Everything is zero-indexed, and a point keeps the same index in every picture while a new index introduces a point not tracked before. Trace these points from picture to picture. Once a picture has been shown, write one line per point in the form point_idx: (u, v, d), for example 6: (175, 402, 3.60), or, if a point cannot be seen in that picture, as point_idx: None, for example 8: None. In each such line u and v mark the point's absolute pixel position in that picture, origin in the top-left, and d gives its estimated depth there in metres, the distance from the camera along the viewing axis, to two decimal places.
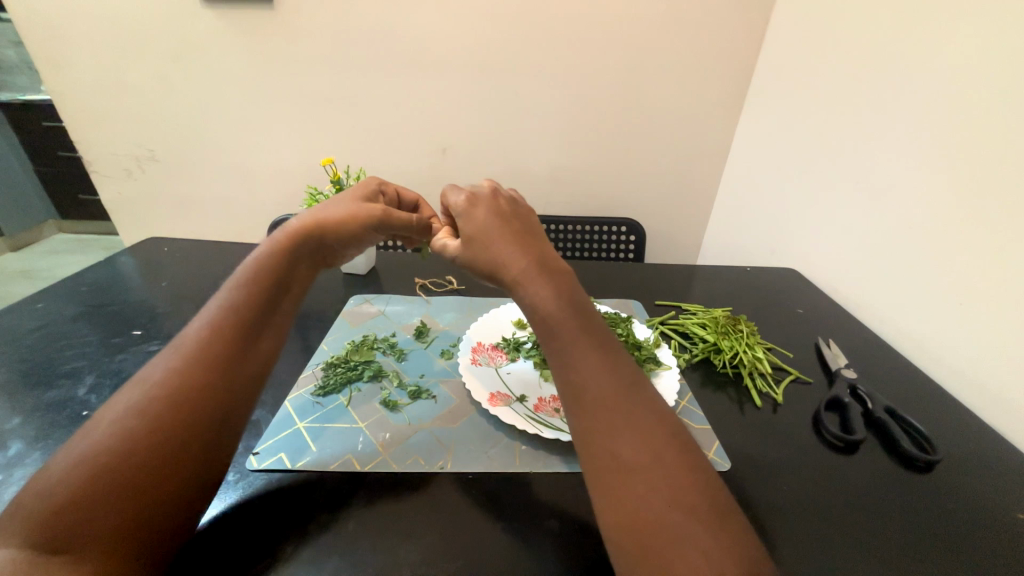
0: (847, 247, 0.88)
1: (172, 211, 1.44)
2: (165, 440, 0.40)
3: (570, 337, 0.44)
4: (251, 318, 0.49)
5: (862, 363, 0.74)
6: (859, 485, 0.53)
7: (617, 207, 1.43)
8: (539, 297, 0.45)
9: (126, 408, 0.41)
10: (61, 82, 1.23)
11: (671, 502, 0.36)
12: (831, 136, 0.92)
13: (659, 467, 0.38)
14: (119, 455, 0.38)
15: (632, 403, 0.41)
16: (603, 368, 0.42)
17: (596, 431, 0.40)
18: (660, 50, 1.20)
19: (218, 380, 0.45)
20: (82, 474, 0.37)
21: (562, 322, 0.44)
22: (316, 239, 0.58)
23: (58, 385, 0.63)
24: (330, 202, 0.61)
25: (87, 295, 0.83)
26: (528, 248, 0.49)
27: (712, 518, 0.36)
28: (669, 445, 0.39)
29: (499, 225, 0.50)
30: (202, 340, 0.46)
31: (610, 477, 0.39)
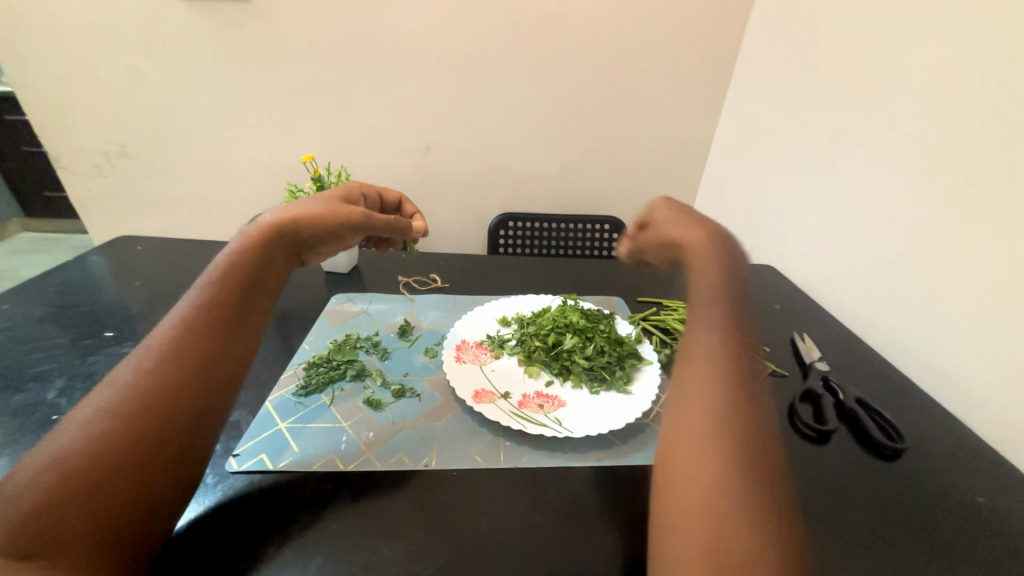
0: (821, 244, 0.91)
1: (145, 208, 1.39)
2: (137, 443, 0.39)
3: (706, 312, 0.46)
4: (228, 316, 0.48)
5: (835, 356, 0.77)
6: (831, 473, 0.55)
7: (600, 205, 1.44)
8: (699, 272, 0.49)
9: (95, 410, 0.40)
10: (24, 74, 1.18)
11: (728, 477, 0.35)
12: (806, 138, 0.95)
13: (734, 450, 0.37)
14: (89, 459, 0.37)
15: (737, 388, 0.40)
16: (725, 349, 0.43)
17: (689, 389, 0.41)
18: (643, 51, 1.22)
19: (194, 380, 0.43)
20: (50, 479, 0.36)
21: (706, 297, 0.47)
22: (298, 235, 0.57)
23: (26, 388, 0.60)
24: (313, 197, 0.61)
25: (56, 295, 0.80)
26: (710, 237, 0.52)
27: (764, 518, 0.34)
28: (755, 442, 0.38)
29: (693, 219, 0.54)
30: (178, 337, 0.45)
31: (682, 431, 0.39)
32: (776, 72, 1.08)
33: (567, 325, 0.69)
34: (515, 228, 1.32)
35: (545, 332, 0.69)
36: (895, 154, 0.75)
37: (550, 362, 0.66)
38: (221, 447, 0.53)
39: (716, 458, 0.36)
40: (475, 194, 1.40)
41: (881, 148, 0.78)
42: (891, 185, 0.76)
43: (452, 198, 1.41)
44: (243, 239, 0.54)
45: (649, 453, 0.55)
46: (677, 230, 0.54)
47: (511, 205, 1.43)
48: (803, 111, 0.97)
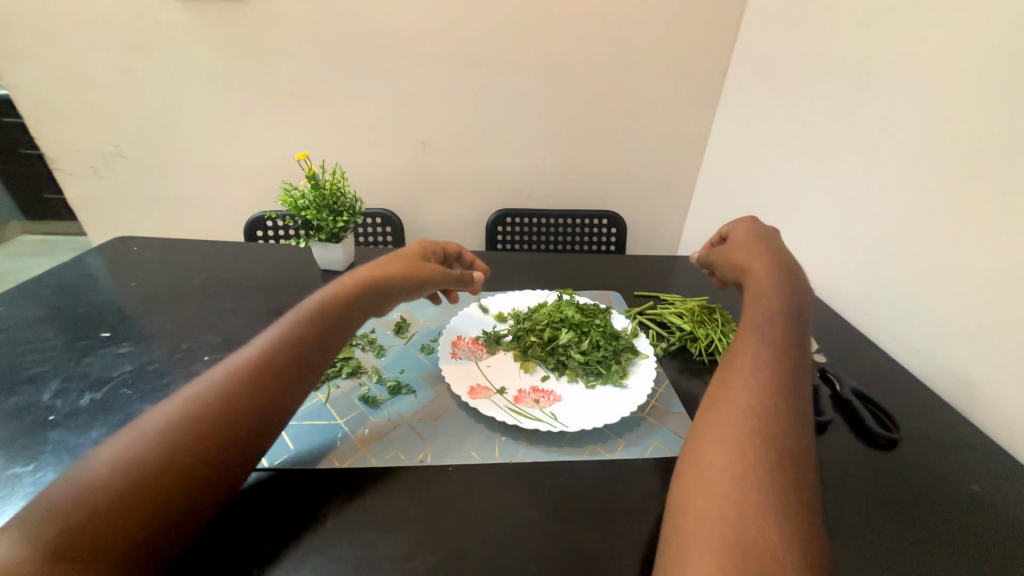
0: (819, 236, 0.90)
1: (141, 209, 1.39)
2: (202, 468, 0.40)
3: (760, 329, 0.49)
4: (307, 356, 0.49)
5: (832, 347, 0.76)
6: (828, 464, 0.55)
7: (598, 200, 1.44)
8: (760, 295, 0.53)
9: (166, 422, 0.40)
10: (17, 75, 1.17)
11: (753, 462, 0.37)
12: (803, 129, 0.95)
13: (766, 443, 0.39)
14: (154, 475, 0.37)
15: (779, 395, 0.42)
16: (772, 360, 0.45)
17: (729, 387, 0.44)
18: (639, 44, 1.21)
19: (261, 410, 0.44)
20: (108, 489, 0.36)
21: (763, 317, 0.50)
22: (384, 293, 0.58)
23: (21, 390, 0.60)
24: (398, 255, 0.63)
25: (51, 297, 0.80)
26: (781, 270, 0.55)
27: (784, 506, 0.35)
28: (789, 445, 0.39)
29: (766, 251, 0.58)
30: (264, 355, 0.47)
31: (715, 419, 0.42)
32: (772, 64, 1.07)
33: (562, 320, 0.69)
34: (513, 224, 1.31)
35: (540, 327, 0.69)
36: (891, 146, 0.75)
37: (546, 357, 0.66)
38: None
39: (746, 445, 0.39)
40: (472, 190, 1.40)
41: (876, 141, 0.78)
42: (886, 177, 0.76)
43: (449, 195, 1.40)
44: (330, 292, 0.55)
45: (643, 447, 0.55)
46: (748, 257, 0.58)
47: (508, 201, 1.42)
48: (799, 102, 0.96)
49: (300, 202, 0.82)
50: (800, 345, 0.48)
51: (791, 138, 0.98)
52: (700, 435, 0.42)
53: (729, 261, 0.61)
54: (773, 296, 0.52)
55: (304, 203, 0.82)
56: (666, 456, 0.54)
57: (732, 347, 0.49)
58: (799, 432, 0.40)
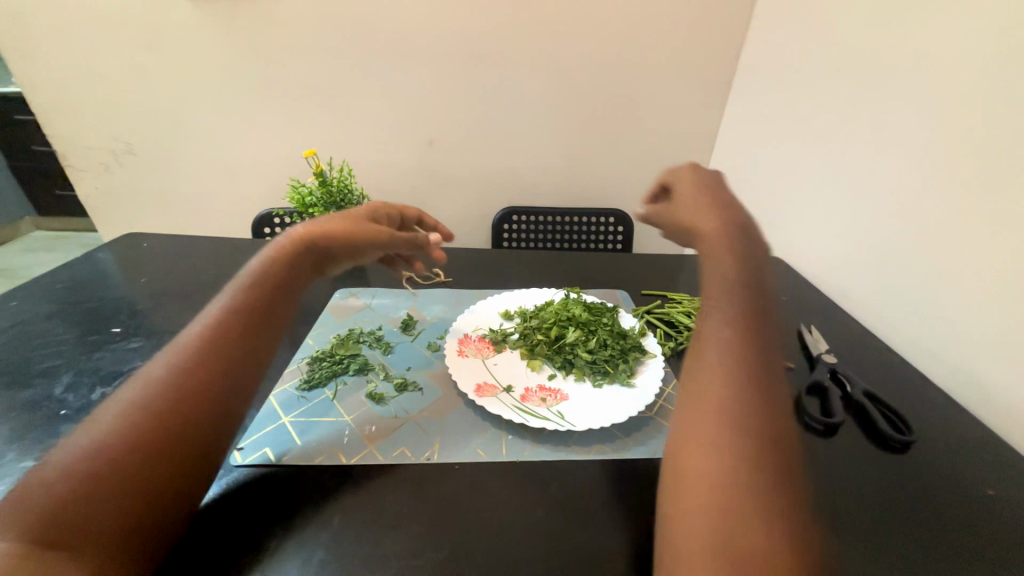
0: (829, 234, 0.89)
1: (151, 206, 1.40)
2: (165, 446, 0.40)
3: (720, 299, 0.44)
4: (252, 322, 0.49)
5: (843, 347, 0.75)
6: (840, 468, 0.54)
7: (605, 198, 1.43)
8: (713, 259, 0.47)
9: (121, 406, 0.40)
10: (30, 73, 1.19)
11: (738, 465, 0.35)
12: (812, 126, 0.93)
13: (746, 439, 0.36)
14: (117, 456, 0.37)
15: (751, 378, 0.39)
16: (738, 336, 0.41)
17: (701, 376, 0.40)
18: (646, 40, 1.20)
19: (220, 390, 0.44)
20: (71, 475, 0.35)
21: (722, 283, 0.45)
22: (316, 255, 0.57)
23: (33, 384, 0.61)
24: (341, 214, 0.62)
25: (64, 292, 0.81)
26: (733, 220, 0.49)
27: (779, 506, 0.33)
28: (768, 432, 0.36)
29: (710, 203, 0.52)
30: (208, 338, 0.46)
31: (692, 419, 0.38)
32: (782, 59, 1.06)
33: (570, 318, 0.68)
34: (519, 222, 1.31)
35: (547, 325, 0.69)
36: (901, 143, 0.73)
37: (553, 356, 0.66)
38: None
39: (727, 446, 0.36)
40: (478, 188, 1.40)
41: (886, 137, 0.76)
42: (897, 174, 0.74)
43: (456, 193, 1.40)
44: (267, 252, 0.55)
45: (652, 447, 0.55)
46: (693, 216, 0.52)
47: (514, 199, 1.42)
48: (809, 98, 0.95)
49: (307, 199, 0.82)
50: (764, 307, 0.43)
51: (800, 135, 0.97)
52: (679, 440, 0.38)
53: (676, 217, 0.55)
54: (724, 257, 0.46)
55: (311, 200, 0.82)
56: None
57: (697, 328, 0.44)
58: (775, 414, 0.37)
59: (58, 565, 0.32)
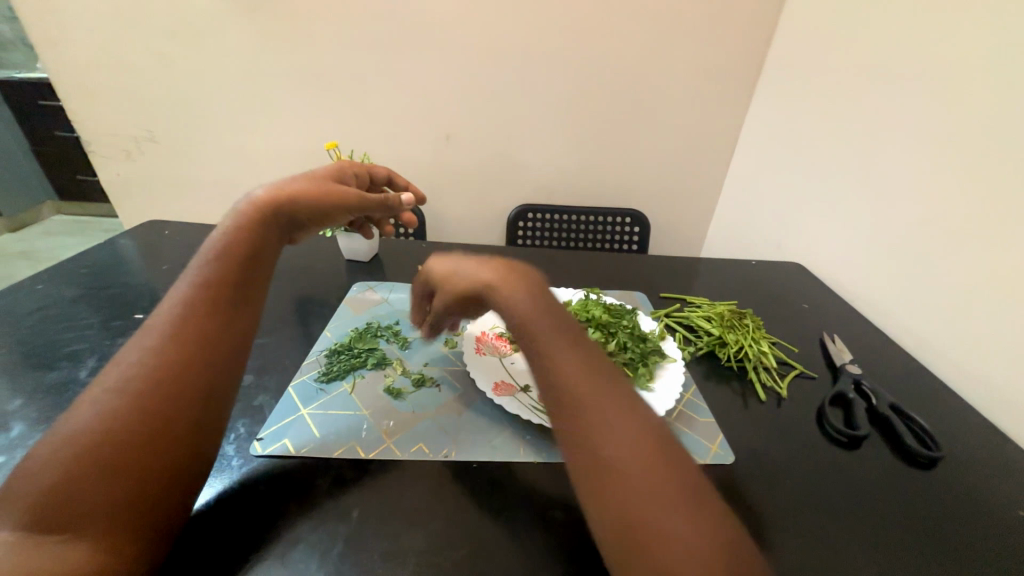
0: (856, 243, 0.87)
1: (170, 194, 1.42)
2: (153, 423, 0.40)
3: (542, 336, 0.42)
4: (222, 291, 0.49)
5: (867, 357, 0.74)
6: (864, 482, 0.53)
7: (621, 197, 1.42)
8: (512, 307, 0.45)
9: (107, 391, 0.40)
10: (56, 59, 1.20)
11: (647, 479, 0.35)
12: (844, 130, 0.91)
13: (639, 447, 0.36)
14: (107, 440, 0.38)
15: (616, 418, 0.38)
16: (576, 358, 0.41)
17: (584, 448, 0.37)
18: (673, 38, 1.18)
19: (196, 362, 0.44)
20: (65, 463, 0.36)
21: (537, 320, 0.43)
22: (287, 215, 0.57)
23: (59, 367, 0.62)
24: (306, 175, 0.62)
25: (87, 277, 0.82)
26: (510, 276, 0.47)
27: (692, 491, 0.35)
28: (647, 429, 0.38)
29: (477, 262, 0.51)
30: (176, 315, 0.46)
31: (591, 465, 0.37)
32: (813, 61, 1.03)
33: (589, 319, 0.67)
34: (535, 220, 1.30)
35: None
36: (938, 150, 0.71)
37: None
38: (246, 429, 0.54)
39: (629, 470, 0.35)
40: (496, 185, 1.39)
41: (922, 144, 0.74)
42: (931, 182, 0.72)
43: (472, 189, 1.40)
44: (233, 216, 0.55)
45: None
46: (475, 276, 0.49)
47: (530, 197, 1.41)
48: (841, 101, 0.93)
49: None
50: (572, 323, 0.44)
51: (829, 139, 0.95)
52: (592, 491, 0.36)
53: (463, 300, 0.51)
54: (521, 301, 0.45)
55: None
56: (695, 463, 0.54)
57: (540, 379, 0.41)
58: (639, 409, 0.39)
59: (63, 552, 0.33)
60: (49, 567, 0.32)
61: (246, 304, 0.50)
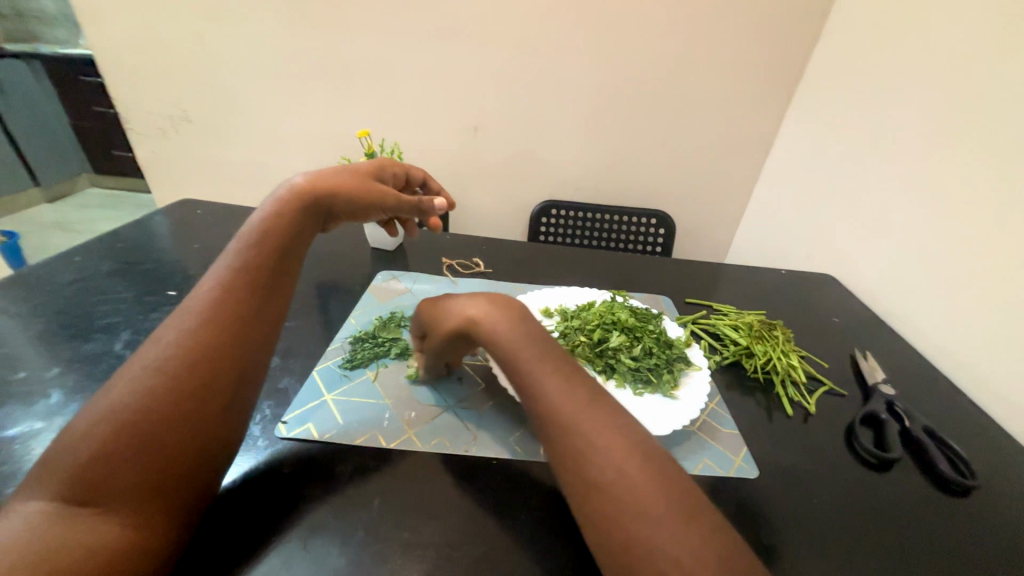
0: (892, 258, 0.83)
1: (201, 173, 1.45)
2: (187, 407, 0.40)
3: (528, 361, 0.43)
4: (261, 280, 0.49)
5: (902, 377, 0.70)
6: (895, 506, 0.51)
7: (646, 198, 1.40)
8: (495, 331, 0.46)
9: (145, 366, 0.41)
10: (99, 37, 1.23)
11: (636, 495, 0.35)
12: (886, 139, 0.87)
13: (626, 464, 0.37)
14: (146, 417, 0.39)
15: (587, 417, 0.39)
16: (562, 380, 0.42)
17: (560, 441, 0.39)
18: (710, 35, 1.14)
19: (230, 348, 0.44)
20: (101, 436, 0.37)
21: (516, 343, 0.45)
22: (325, 211, 0.58)
23: (95, 338, 0.64)
24: (348, 170, 0.62)
25: (123, 252, 0.85)
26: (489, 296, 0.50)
27: (685, 508, 0.35)
28: (636, 447, 0.38)
29: (462, 297, 0.51)
30: (213, 299, 0.46)
31: (580, 481, 0.38)
32: (858, 64, 0.98)
33: (614, 322, 0.65)
34: (558, 216, 1.29)
35: (590, 327, 0.65)
36: (986, 164, 0.67)
37: (594, 359, 0.63)
38: (271, 411, 0.55)
39: (618, 493, 0.36)
40: (520, 178, 1.38)
41: (970, 157, 0.70)
42: (977, 198, 0.68)
43: (496, 182, 1.39)
44: (274, 203, 0.55)
45: (693, 463, 0.54)
46: (460, 307, 0.50)
47: (554, 192, 1.40)
48: (885, 108, 0.88)
49: None
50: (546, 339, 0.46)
51: (870, 148, 0.91)
52: (582, 506, 0.37)
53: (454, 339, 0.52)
54: (500, 321, 0.47)
55: None
56: (716, 475, 0.53)
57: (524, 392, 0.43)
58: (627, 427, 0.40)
59: (96, 524, 0.35)
60: (83, 541, 0.34)
61: (280, 294, 0.51)
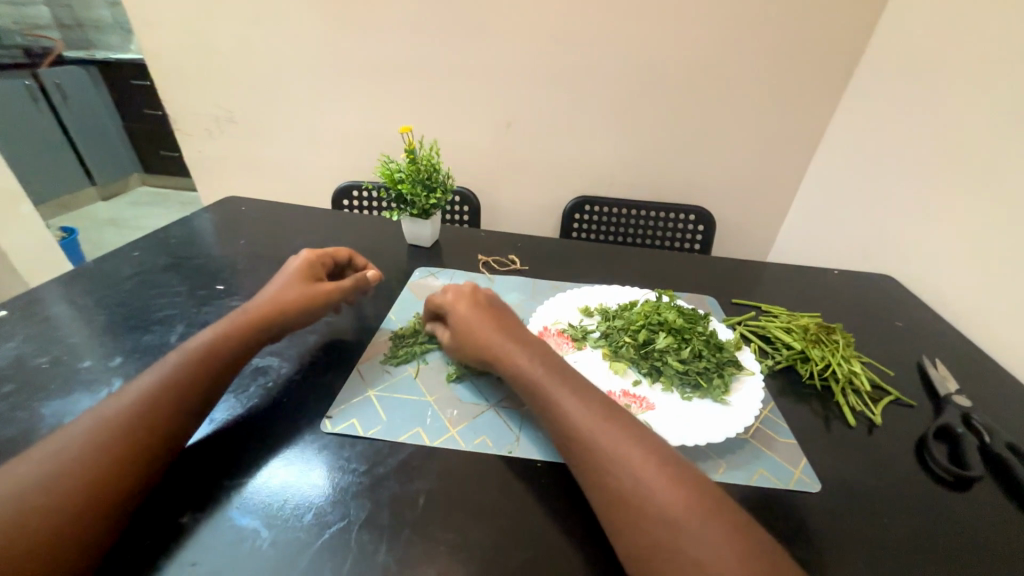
0: (966, 257, 0.77)
1: (244, 171, 1.50)
2: (124, 470, 0.42)
3: (542, 381, 0.50)
4: (228, 351, 0.54)
5: (978, 387, 0.65)
6: (978, 529, 0.47)
7: (685, 194, 1.35)
8: (512, 356, 0.53)
9: (104, 418, 0.45)
10: (152, 41, 1.28)
11: (661, 500, 0.39)
12: (959, 127, 0.80)
13: (649, 473, 0.41)
14: (86, 473, 0.41)
15: (604, 430, 0.45)
16: (578, 402, 0.47)
17: (582, 457, 0.44)
18: (758, 22, 1.08)
19: (185, 406, 0.48)
20: (64, 463, 0.41)
21: (530, 367, 0.52)
22: (275, 329, 0.60)
23: (152, 330, 0.67)
24: (294, 280, 0.65)
25: (175, 247, 0.88)
26: (502, 325, 0.58)
27: (705, 505, 0.39)
28: (652, 457, 0.42)
29: (477, 319, 0.58)
30: (184, 362, 0.51)
31: (607, 494, 0.41)
32: (925, 47, 0.91)
33: (661, 322, 0.63)
34: (593, 213, 1.26)
35: (634, 328, 0.63)
36: None
37: (639, 360, 0.61)
38: (317, 406, 0.56)
39: (644, 499, 0.40)
40: (554, 174, 1.36)
41: None
42: None
43: (529, 177, 1.38)
44: (215, 330, 0.55)
45: (749, 473, 0.52)
46: (477, 332, 0.57)
47: (589, 188, 1.37)
48: (958, 94, 0.81)
49: (396, 175, 0.83)
50: (555, 362, 0.53)
51: (940, 138, 0.84)
52: (611, 518, 0.41)
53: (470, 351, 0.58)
54: (515, 350, 0.54)
55: (400, 177, 0.83)
56: (775, 487, 0.50)
57: (545, 413, 0.49)
58: (643, 439, 0.44)
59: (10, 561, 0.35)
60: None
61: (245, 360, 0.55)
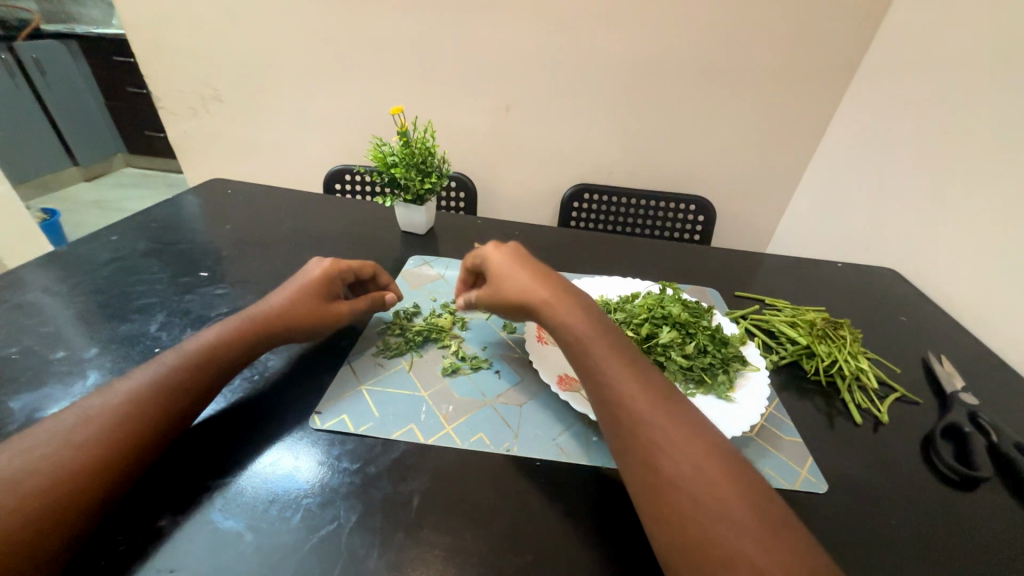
0: (974, 252, 0.75)
1: (231, 153, 1.45)
2: (108, 469, 0.40)
3: (595, 351, 0.46)
4: (229, 351, 0.51)
5: (983, 385, 0.63)
6: (985, 531, 0.46)
7: (686, 182, 1.32)
8: (563, 322, 0.49)
9: (92, 413, 0.42)
10: (130, 13, 1.21)
11: (712, 496, 0.37)
12: (968, 117, 0.77)
13: (701, 465, 0.38)
14: (62, 472, 0.38)
15: (657, 413, 0.42)
16: (632, 374, 0.45)
17: (633, 436, 0.41)
18: (766, 4, 1.04)
19: (176, 407, 0.45)
20: (44, 458, 0.38)
21: (585, 332, 0.48)
22: (274, 340, 0.55)
23: (132, 319, 0.64)
24: (311, 291, 0.59)
25: (157, 231, 0.84)
26: (551, 284, 0.54)
27: (753, 507, 0.36)
28: (704, 444, 0.40)
29: (523, 276, 0.55)
30: (180, 360, 0.48)
31: (652, 481, 0.39)
32: (937, 33, 0.88)
33: (664, 316, 0.60)
34: (591, 201, 1.23)
35: (637, 321, 0.61)
36: None
37: (641, 355, 0.59)
38: (307, 402, 0.53)
39: (693, 491, 0.37)
40: (553, 161, 1.33)
41: None
42: None
43: (527, 163, 1.34)
44: (214, 333, 0.52)
45: None
46: (521, 286, 0.54)
47: (587, 175, 1.34)
48: (969, 83, 0.78)
49: (390, 159, 0.79)
50: (611, 333, 0.49)
51: (949, 128, 0.82)
52: (651, 505, 0.38)
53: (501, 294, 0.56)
54: (568, 315, 0.50)
55: (393, 160, 0.79)
56: (780, 487, 0.49)
57: (594, 386, 0.46)
58: (695, 425, 0.42)
59: None
60: None
61: (245, 361, 0.53)
